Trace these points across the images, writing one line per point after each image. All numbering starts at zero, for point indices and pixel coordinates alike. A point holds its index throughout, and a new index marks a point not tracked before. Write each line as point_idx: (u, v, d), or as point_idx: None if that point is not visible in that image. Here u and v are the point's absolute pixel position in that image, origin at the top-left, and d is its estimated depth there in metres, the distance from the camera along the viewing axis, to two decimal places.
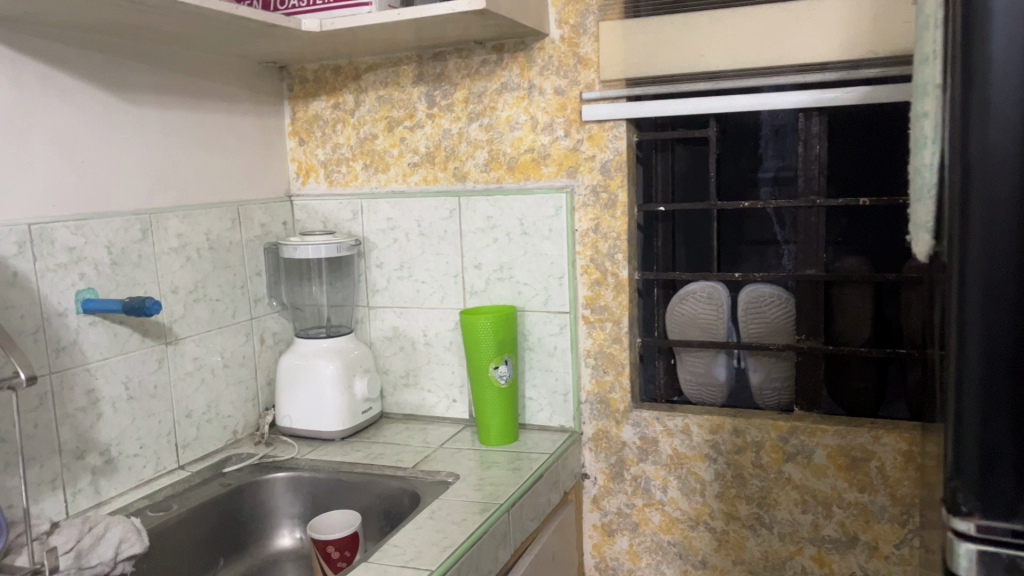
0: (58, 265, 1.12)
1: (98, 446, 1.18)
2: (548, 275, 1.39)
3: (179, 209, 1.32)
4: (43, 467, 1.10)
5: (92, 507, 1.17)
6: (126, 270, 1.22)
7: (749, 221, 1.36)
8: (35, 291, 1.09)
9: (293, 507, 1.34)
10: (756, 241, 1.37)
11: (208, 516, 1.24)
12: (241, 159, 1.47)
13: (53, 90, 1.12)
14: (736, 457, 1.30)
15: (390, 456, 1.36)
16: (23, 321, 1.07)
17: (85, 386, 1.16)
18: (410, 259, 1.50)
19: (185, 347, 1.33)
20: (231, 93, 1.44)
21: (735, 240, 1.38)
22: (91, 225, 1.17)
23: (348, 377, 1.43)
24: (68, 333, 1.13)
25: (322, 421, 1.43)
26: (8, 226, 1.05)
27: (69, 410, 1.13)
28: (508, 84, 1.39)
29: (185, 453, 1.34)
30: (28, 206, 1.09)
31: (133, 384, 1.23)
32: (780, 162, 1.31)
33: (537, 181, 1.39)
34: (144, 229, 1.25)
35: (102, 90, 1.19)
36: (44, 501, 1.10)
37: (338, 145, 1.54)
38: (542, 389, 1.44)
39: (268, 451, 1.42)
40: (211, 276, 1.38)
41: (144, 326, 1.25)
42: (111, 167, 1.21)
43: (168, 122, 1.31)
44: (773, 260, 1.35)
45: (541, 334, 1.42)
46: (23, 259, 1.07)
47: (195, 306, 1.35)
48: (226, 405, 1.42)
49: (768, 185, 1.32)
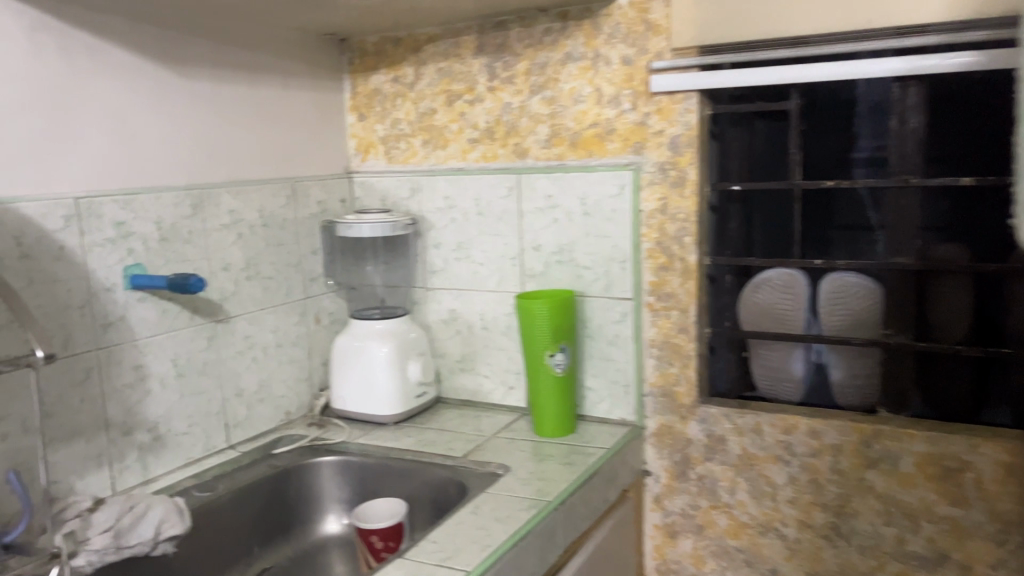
0: (106, 240, 1.11)
1: (146, 423, 1.17)
2: (611, 258, 1.31)
3: (231, 184, 1.29)
4: (89, 443, 1.09)
5: (139, 485, 1.16)
6: (176, 246, 1.20)
7: (837, 204, 1.19)
8: (82, 266, 1.08)
9: (341, 492, 1.30)
10: (847, 227, 1.19)
11: (255, 497, 1.22)
12: (299, 135, 1.44)
13: (103, 63, 1.10)
14: (812, 461, 1.19)
15: (441, 444, 1.31)
16: (71, 295, 1.06)
17: (133, 362, 1.14)
18: (468, 240, 1.44)
19: (237, 325, 1.31)
20: (289, 67, 1.41)
21: (822, 224, 1.20)
22: (141, 199, 1.15)
23: (401, 360, 1.39)
24: (116, 307, 1.12)
25: (374, 405, 1.39)
26: (56, 200, 1.04)
27: (117, 386, 1.12)
28: (572, 53, 1.30)
29: (236, 433, 1.32)
30: (77, 180, 1.07)
31: (183, 362, 1.22)
32: (876, 143, 1.15)
33: (602, 157, 1.30)
34: (195, 205, 1.23)
35: (153, 64, 1.17)
36: (90, 477, 1.09)
37: (398, 121, 1.49)
38: (602, 379, 1.35)
39: (319, 433, 1.39)
40: (265, 254, 1.36)
41: (194, 302, 1.23)
42: (162, 141, 1.19)
43: (223, 96, 1.28)
44: (865, 248, 1.18)
45: (602, 321, 1.33)
46: (70, 233, 1.06)
47: (248, 284, 1.33)
48: (280, 385, 1.40)
49: (862, 166, 1.16)
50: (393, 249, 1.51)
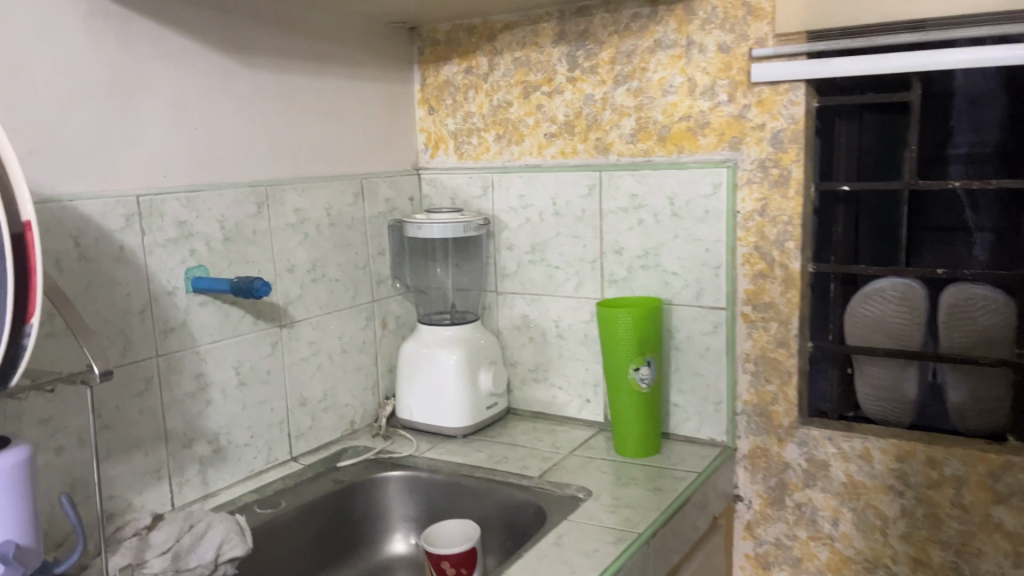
0: (168, 240, 1.04)
1: (206, 434, 1.10)
2: (702, 264, 1.20)
3: (297, 181, 1.22)
4: (148, 456, 1.03)
5: (199, 500, 1.10)
6: (239, 247, 1.14)
7: (932, 203, 1.09)
8: (143, 267, 1.01)
9: (408, 510, 1.23)
10: (942, 228, 1.10)
11: (320, 514, 1.15)
12: (367, 130, 1.36)
13: (165, 51, 1.04)
14: (929, 493, 1.08)
15: (515, 461, 1.22)
16: (130, 299, 1.00)
17: (194, 370, 1.08)
18: (544, 241, 1.35)
19: (301, 330, 1.24)
20: (356, 57, 1.33)
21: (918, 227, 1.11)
22: (204, 197, 1.08)
23: (472, 370, 1.30)
24: (177, 312, 1.06)
25: (442, 417, 1.31)
26: (116, 198, 0.98)
27: (177, 396, 1.06)
28: (662, 40, 1.19)
29: (299, 444, 1.25)
30: (138, 176, 1.01)
31: (245, 369, 1.15)
32: (974, 138, 1.06)
33: (693, 154, 1.19)
34: (259, 203, 1.16)
35: (217, 53, 1.10)
36: (148, 492, 1.03)
37: (470, 114, 1.40)
38: (689, 395, 1.25)
39: (386, 445, 1.31)
40: (331, 255, 1.29)
41: (257, 307, 1.17)
42: (225, 136, 1.12)
43: (288, 88, 1.21)
44: (964, 252, 1.09)
45: (691, 331, 1.23)
46: (130, 233, 1.00)
47: (313, 287, 1.26)
48: (344, 393, 1.33)
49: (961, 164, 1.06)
50: (464, 250, 1.43)
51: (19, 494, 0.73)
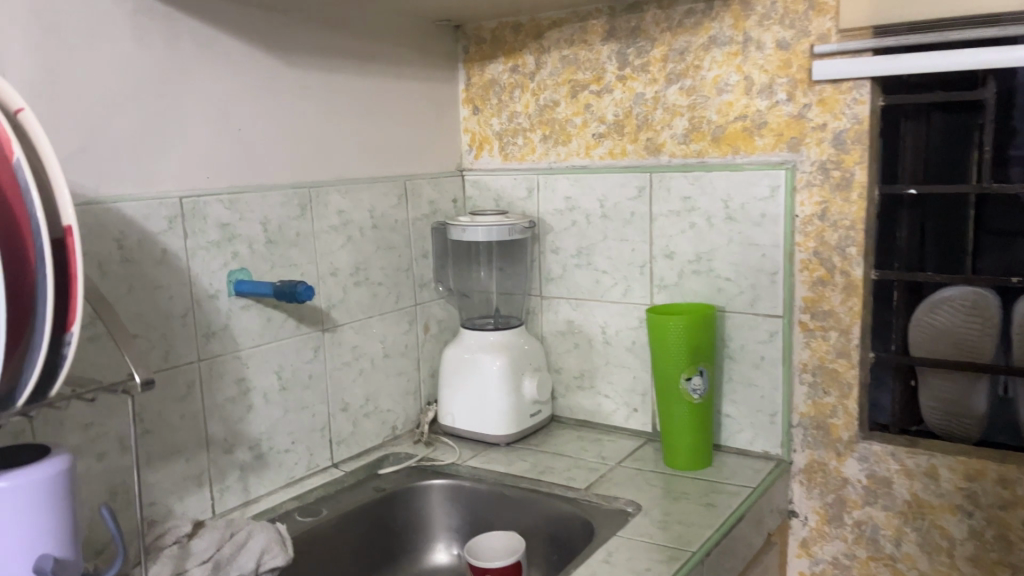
0: (211, 243, 1.03)
1: (248, 440, 1.09)
2: (757, 269, 1.16)
3: (341, 182, 1.20)
4: (189, 462, 1.01)
5: (239, 506, 1.08)
6: (283, 250, 1.12)
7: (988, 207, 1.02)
8: (185, 270, 1.00)
9: (450, 520, 1.20)
10: (1003, 233, 1.01)
11: (361, 523, 1.13)
12: (411, 130, 1.34)
13: (210, 50, 1.02)
14: (1001, 514, 1.02)
15: (561, 472, 1.19)
16: (172, 303, 0.98)
17: (236, 375, 1.06)
18: (591, 245, 1.31)
19: (344, 334, 1.22)
20: (401, 56, 1.30)
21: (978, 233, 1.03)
22: (247, 198, 1.07)
23: (516, 376, 1.27)
24: (219, 316, 1.04)
25: (485, 424, 1.28)
26: (160, 200, 0.96)
27: (219, 401, 1.04)
28: (717, 37, 1.15)
29: (340, 450, 1.23)
30: (182, 177, 1.00)
31: (287, 374, 1.13)
32: None
33: (750, 155, 1.15)
34: (303, 205, 1.14)
35: (261, 52, 1.08)
36: (190, 498, 1.02)
37: (516, 114, 1.37)
38: (742, 406, 1.20)
39: (428, 453, 1.29)
40: (374, 258, 1.26)
41: (300, 310, 1.15)
42: (269, 137, 1.10)
43: (332, 87, 1.19)
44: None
45: (744, 340, 1.18)
46: (174, 236, 0.98)
47: (356, 290, 1.23)
48: (386, 398, 1.31)
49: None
50: (508, 253, 1.40)
51: (58, 506, 0.72)
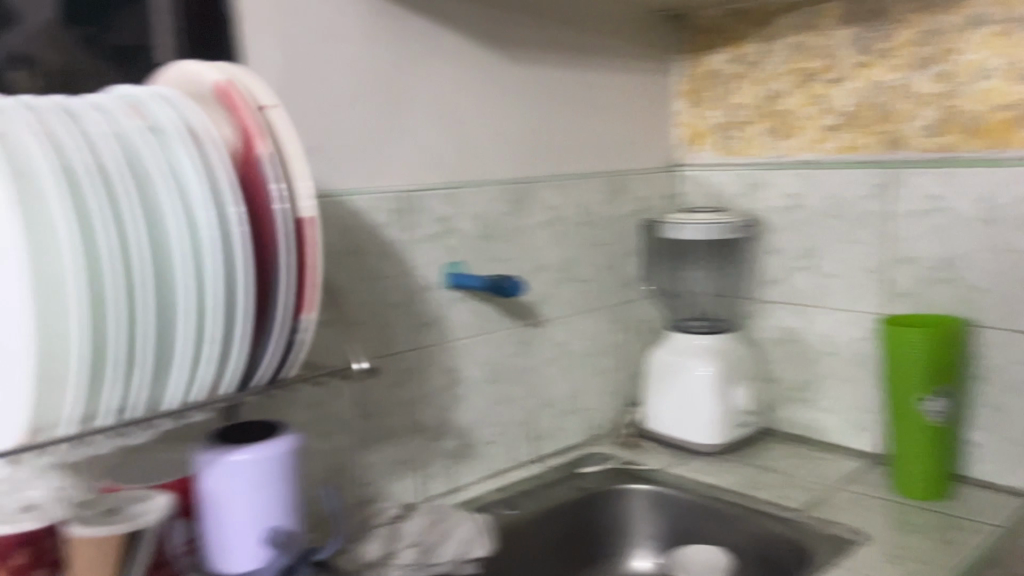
0: (429, 236, 1.05)
1: (455, 430, 1.11)
2: (1018, 280, 1.01)
3: (554, 178, 1.20)
4: (401, 447, 1.05)
5: (445, 493, 1.11)
6: (495, 244, 1.13)
7: None
8: (405, 261, 1.03)
9: (653, 527, 1.16)
10: None
11: (563, 522, 1.12)
12: (626, 124, 1.31)
13: (436, 48, 1.05)
14: None
15: (773, 488, 1.11)
16: (392, 292, 1.02)
17: (447, 365, 1.09)
18: (815, 246, 1.21)
19: (550, 330, 1.21)
20: (618, 48, 1.28)
21: None
22: (464, 193, 1.09)
23: (727, 384, 1.20)
24: (434, 307, 1.07)
25: (692, 431, 1.22)
26: (385, 193, 1.00)
27: (430, 390, 1.08)
28: (980, 16, 1.02)
29: (542, 446, 1.23)
30: (406, 172, 1.03)
31: (494, 367, 1.15)
32: None
33: (1014, 149, 1.01)
34: (517, 199, 1.15)
35: (483, 48, 1.10)
36: (400, 482, 1.06)
37: (736, 106, 1.30)
38: (991, 433, 1.06)
39: (630, 455, 1.26)
40: (583, 255, 1.25)
41: (509, 304, 1.16)
42: (488, 132, 1.12)
43: (550, 82, 1.18)
44: None
45: (998, 359, 1.04)
46: (396, 228, 1.02)
47: (564, 286, 1.23)
48: (588, 397, 1.29)
49: None
50: (723, 253, 1.33)
51: (283, 482, 0.77)
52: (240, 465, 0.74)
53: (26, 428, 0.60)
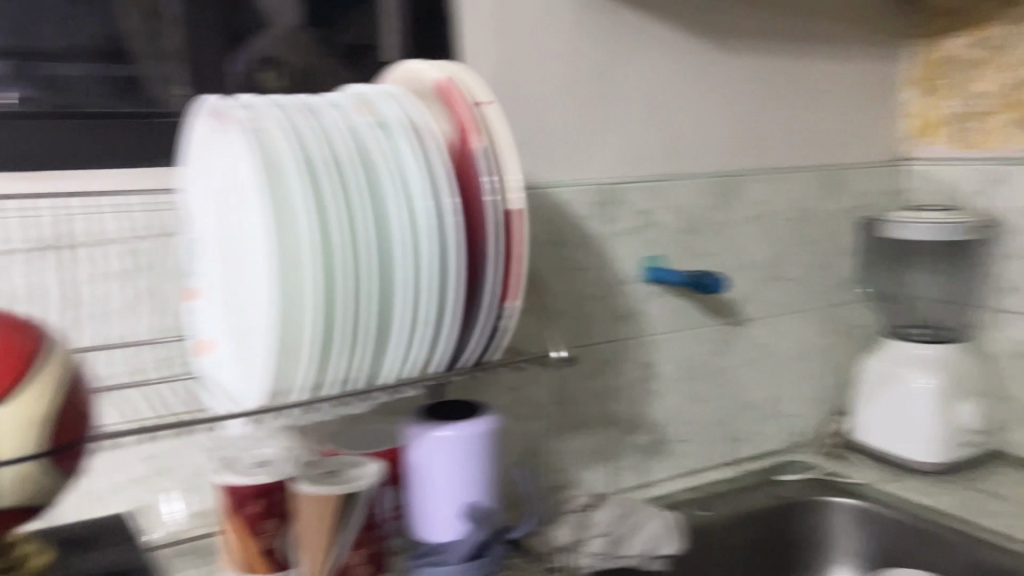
0: (631, 229, 1.06)
1: (649, 425, 1.11)
2: None
3: (764, 172, 1.15)
4: (594, 437, 1.07)
5: (636, 487, 1.11)
6: (698, 239, 1.11)
7: None
8: (605, 254, 1.04)
9: (856, 545, 1.09)
10: None
11: (758, 528, 1.08)
12: (850, 114, 1.23)
13: (648, 40, 1.04)
14: None
15: (1001, 517, 1.01)
16: (592, 284, 1.04)
17: (643, 359, 1.09)
18: None
19: (752, 330, 1.18)
20: (841, 35, 1.20)
21: None
22: (668, 187, 1.08)
23: (950, 399, 1.10)
24: (633, 301, 1.07)
25: (907, 447, 1.13)
26: (589, 185, 1.02)
27: (625, 383, 1.08)
28: None
29: (738, 448, 1.20)
30: (611, 165, 1.04)
31: (691, 364, 1.13)
32: None
33: None
34: (725, 192, 1.12)
35: (695, 38, 1.08)
36: (592, 471, 1.07)
37: (978, 96, 1.18)
38: None
39: (834, 466, 1.19)
40: (791, 253, 1.19)
41: (709, 301, 1.13)
42: (696, 125, 1.10)
43: (764, 72, 1.14)
44: None
45: None
46: (598, 220, 1.03)
47: (769, 285, 1.18)
48: (790, 401, 1.24)
49: None
50: (954, 256, 1.22)
51: (476, 460, 0.80)
52: (436, 443, 0.79)
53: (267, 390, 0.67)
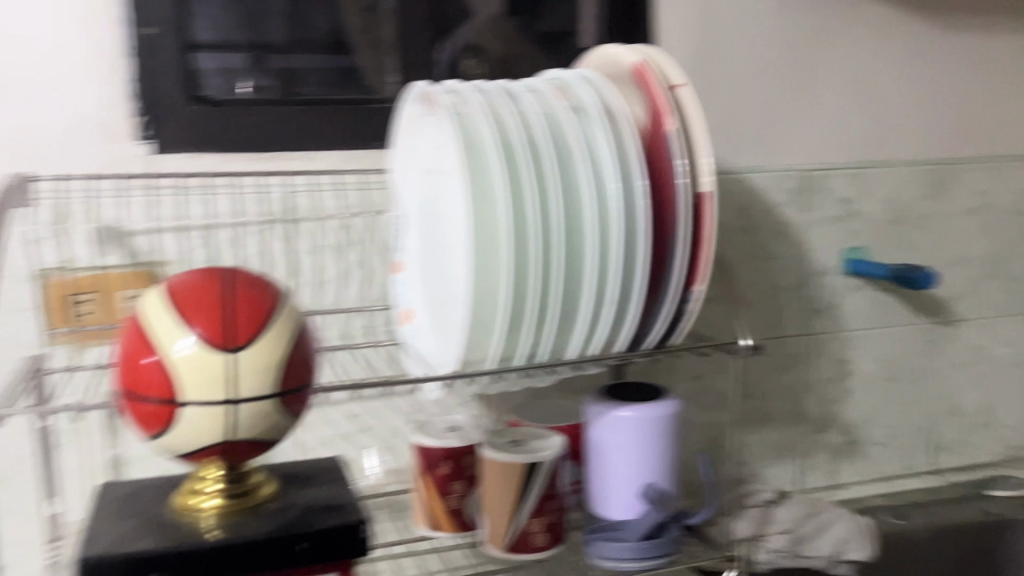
0: (830, 218, 1.02)
1: (842, 424, 1.07)
2: None
3: (981, 160, 1.08)
4: (781, 432, 1.04)
5: (825, 488, 1.07)
6: (903, 231, 1.05)
7: None
8: (801, 244, 1.01)
9: None
10: None
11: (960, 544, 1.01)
12: None
13: (856, 20, 1.00)
14: None
15: None
16: (785, 274, 1.01)
17: (838, 355, 1.05)
18: None
19: (963, 331, 1.10)
20: None
21: None
22: (873, 174, 1.03)
23: None
24: (829, 294, 1.03)
25: None
26: (786, 171, 0.99)
27: (817, 378, 1.04)
28: None
29: (942, 457, 1.12)
30: (810, 150, 1.01)
31: (892, 364, 1.07)
32: None
33: None
34: (938, 182, 1.06)
35: (908, 18, 1.02)
36: (777, 468, 1.05)
37: None
38: None
39: None
40: (1012, 250, 1.10)
41: (915, 298, 1.07)
42: (905, 109, 1.04)
43: (984, 53, 1.07)
44: None
45: None
46: (794, 208, 1.00)
47: (985, 283, 1.10)
48: (1005, 412, 1.14)
49: None
50: None
51: (654, 444, 0.81)
52: (614, 423, 0.81)
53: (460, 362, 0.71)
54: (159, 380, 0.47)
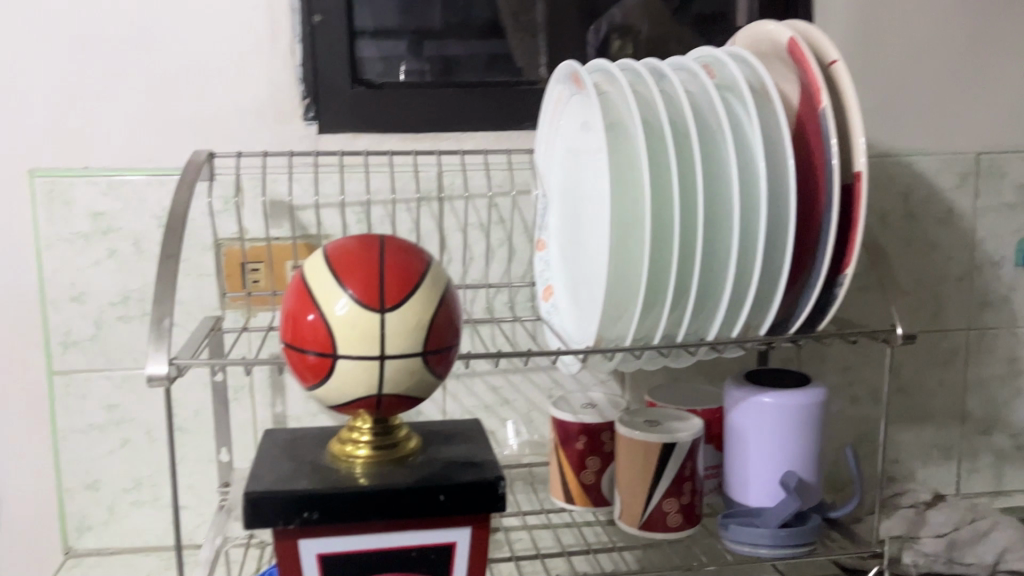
0: (1003, 206, 0.97)
1: (1010, 427, 1.00)
2: None
3: None
4: (940, 431, 0.99)
5: (989, 494, 1.01)
6: None
7: None
8: (970, 233, 0.97)
9: None
10: None
11: None
12: None
13: None
14: None
15: None
16: (951, 264, 0.97)
17: (1009, 352, 0.99)
18: None
19: None
20: None
21: None
22: None
23: None
24: (1000, 287, 0.98)
25: None
26: (955, 155, 0.96)
27: (984, 376, 0.99)
28: None
29: None
30: (982, 133, 0.97)
31: None
32: None
33: None
34: None
35: None
36: (933, 470, 1.00)
37: None
38: None
39: None
40: None
41: None
42: None
43: None
44: None
45: None
46: (963, 195, 0.96)
47: None
48: None
49: None
50: None
51: (796, 432, 0.79)
52: (754, 408, 0.79)
53: (594, 343, 0.72)
54: (318, 335, 0.50)
